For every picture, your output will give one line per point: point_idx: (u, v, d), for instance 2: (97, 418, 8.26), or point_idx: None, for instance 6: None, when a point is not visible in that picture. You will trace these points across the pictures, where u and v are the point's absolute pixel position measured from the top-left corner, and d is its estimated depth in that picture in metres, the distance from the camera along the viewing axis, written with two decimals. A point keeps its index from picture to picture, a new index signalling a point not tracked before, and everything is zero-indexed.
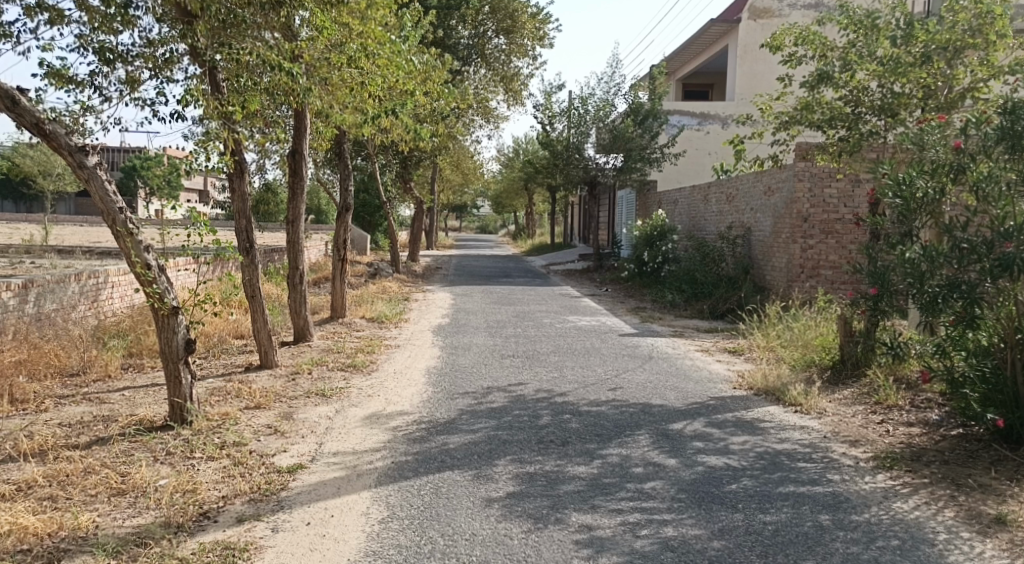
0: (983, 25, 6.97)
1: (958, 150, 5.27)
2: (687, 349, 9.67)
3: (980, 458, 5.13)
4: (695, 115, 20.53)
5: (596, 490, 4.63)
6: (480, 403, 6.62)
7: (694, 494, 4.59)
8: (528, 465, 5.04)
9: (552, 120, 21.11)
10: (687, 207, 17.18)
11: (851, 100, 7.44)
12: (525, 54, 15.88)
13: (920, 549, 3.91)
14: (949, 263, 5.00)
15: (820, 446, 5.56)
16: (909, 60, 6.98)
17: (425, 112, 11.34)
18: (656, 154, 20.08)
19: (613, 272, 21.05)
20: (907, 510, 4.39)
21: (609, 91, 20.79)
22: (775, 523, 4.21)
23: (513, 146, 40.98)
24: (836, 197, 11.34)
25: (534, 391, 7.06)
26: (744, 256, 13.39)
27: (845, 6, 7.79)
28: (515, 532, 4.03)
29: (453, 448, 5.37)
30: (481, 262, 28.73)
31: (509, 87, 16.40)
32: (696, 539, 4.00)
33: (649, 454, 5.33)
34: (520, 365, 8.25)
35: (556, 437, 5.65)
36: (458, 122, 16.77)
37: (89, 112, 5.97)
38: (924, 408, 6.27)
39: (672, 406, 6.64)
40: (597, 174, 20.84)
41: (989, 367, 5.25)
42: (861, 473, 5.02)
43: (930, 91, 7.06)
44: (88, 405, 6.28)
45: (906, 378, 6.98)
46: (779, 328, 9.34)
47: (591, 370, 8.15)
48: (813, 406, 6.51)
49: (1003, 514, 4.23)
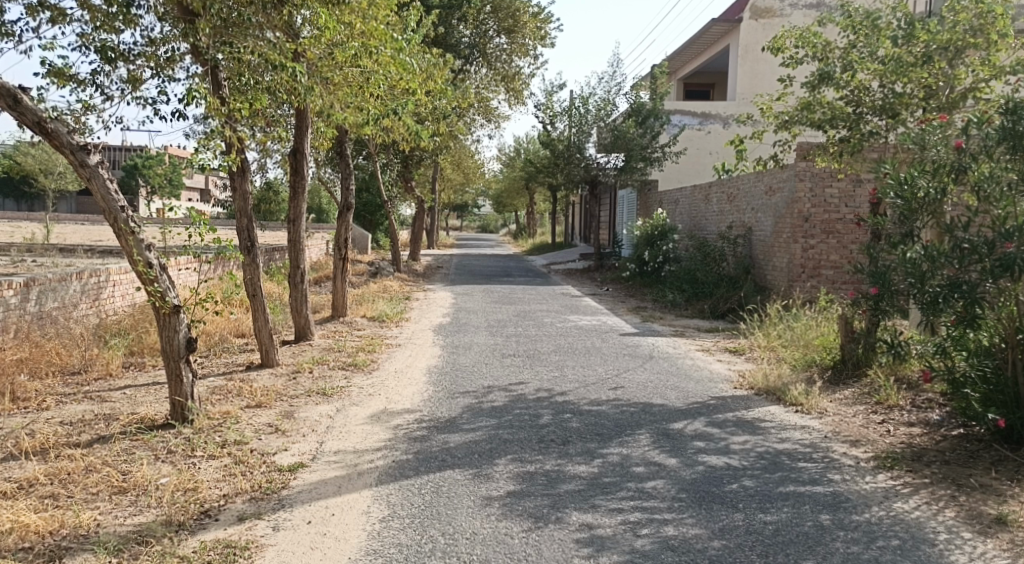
0: (984, 24, 6.96)
1: (959, 150, 5.27)
2: (689, 348, 9.67)
3: (981, 458, 5.13)
4: (696, 115, 20.54)
5: (596, 489, 4.64)
6: (481, 402, 6.63)
7: (695, 493, 4.60)
8: (528, 464, 5.05)
9: (553, 119, 21.10)
10: (688, 207, 17.18)
11: (852, 100, 7.43)
12: (526, 53, 15.87)
13: (920, 549, 3.91)
14: (950, 263, 5.00)
15: (821, 446, 5.56)
16: (910, 60, 6.99)
17: (427, 112, 11.34)
18: (657, 154, 20.06)
19: (614, 271, 21.05)
20: (908, 510, 4.39)
21: (610, 90, 20.80)
22: (775, 522, 4.22)
23: (514, 146, 40.97)
24: (837, 197, 11.34)
25: (535, 390, 7.06)
26: (745, 256, 13.39)
27: (847, 6, 7.79)
28: (516, 531, 4.04)
29: (454, 447, 5.37)
30: (483, 261, 28.76)
31: (511, 86, 16.37)
32: (697, 538, 4.00)
33: (650, 453, 5.33)
34: (521, 364, 8.25)
35: (557, 437, 5.66)
36: (460, 121, 16.77)
37: (91, 111, 5.97)
38: (925, 408, 6.27)
39: (673, 406, 6.64)
40: (599, 173, 20.84)
41: (990, 367, 5.25)
42: (862, 472, 5.02)
43: (932, 91, 7.06)
44: (90, 403, 6.29)
45: (907, 378, 6.98)
46: (780, 327, 9.34)
47: (592, 369, 8.15)
48: (814, 406, 6.51)
49: (1003, 514, 4.23)
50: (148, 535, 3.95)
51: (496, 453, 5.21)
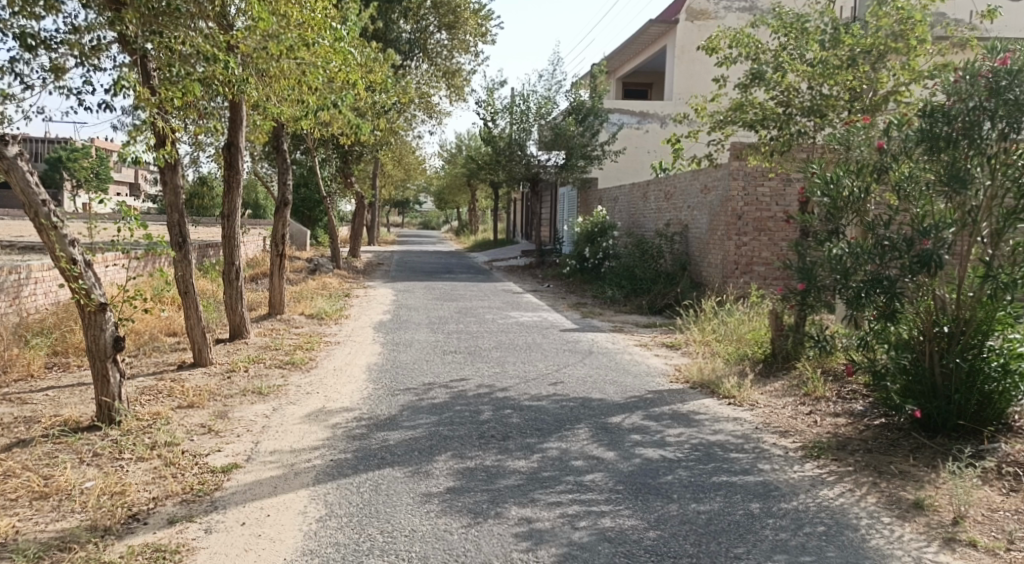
0: (904, 30, 7.27)
1: (881, 151, 5.52)
2: (627, 343, 9.84)
3: (900, 446, 5.37)
4: (635, 114, 20.89)
5: (536, 484, 4.68)
6: (421, 398, 6.61)
7: (632, 485, 4.69)
8: (468, 460, 5.06)
9: (494, 116, 21.11)
10: (627, 205, 17.43)
11: (782, 101, 7.65)
12: (467, 50, 15.82)
13: (844, 534, 4.08)
14: (872, 260, 5.22)
15: (752, 437, 5.73)
16: (836, 63, 7.27)
17: (366, 106, 11.21)
18: (597, 152, 20.24)
19: (555, 267, 21.23)
20: (833, 497, 4.57)
21: (551, 88, 20.97)
22: (708, 512, 4.34)
23: (455, 142, 40.83)
24: (769, 195, 11.68)
25: (475, 386, 7.08)
26: (683, 252, 13.67)
27: (777, 9, 8.02)
28: (455, 527, 4.05)
29: (394, 444, 5.35)
30: (424, 257, 28.64)
31: (452, 82, 16.28)
32: (633, 529, 4.08)
33: (589, 447, 5.41)
34: (462, 361, 8.26)
35: (498, 432, 5.69)
36: (400, 117, 16.61)
37: (9, 101, 5.72)
38: (849, 399, 6.53)
39: (611, 400, 6.75)
40: (539, 170, 20.96)
41: (909, 359, 5.50)
42: (791, 462, 5.20)
43: (856, 94, 7.35)
44: (10, 406, 6.04)
45: (833, 370, 7.25)
46: (715, 322, 9.58)
47: (533, 364, 8.22)
48: (746, 398, 6.71)
49: (920, 499, 4.45)
50: (78, 539, 3.84)
51: (434, 450, 5.20)
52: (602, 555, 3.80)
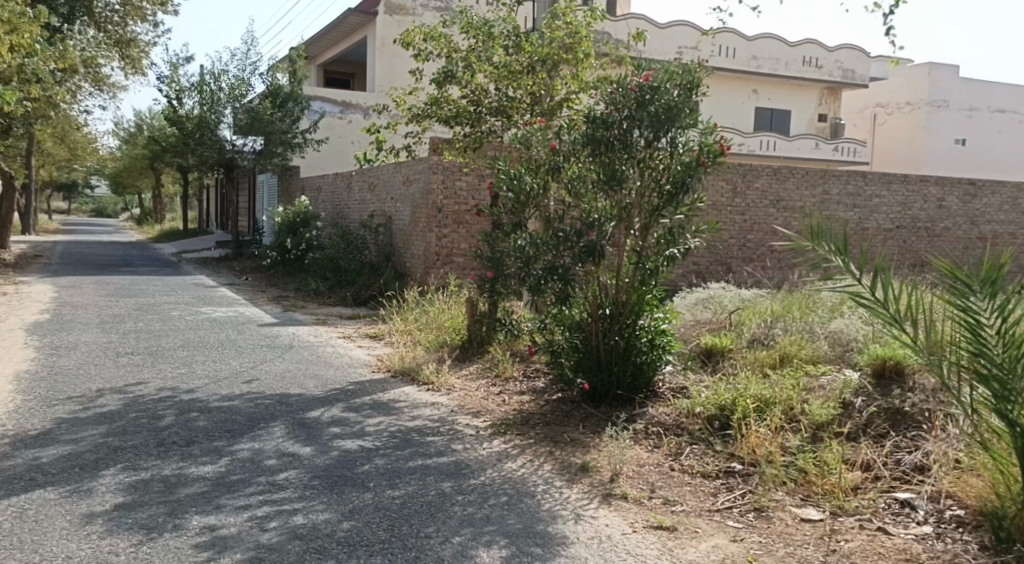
0: (574, 44, 7.99)
1: (554, 150, 6.07)
2: (329, 336, 9.70)
3: (573, 417, 5.97)
4: (337, 103, 20.67)
5: (222, 489, 4.41)
6: (88, 408, 5.88)
7: (327, 479, 4.62)
8: (143, 471, 4.61)
9: (180, 95, 19.43)
10: (330, 195, 17.16)
11: (473, 100, 8.04)
12: (144, 18, 14.42)
13: (524, 502, 4.42)
14: (548, 250, 5.71)
15: (447, 420, 5.98)
16: (519, 67, 7.87)
17: (15, 72, 9.66)
18: (298, 140, 19.52)
19: (254, 259, 20.19)
20: (516, 469, 4.94)
21: (245, 69, 19.90)
22: (402, 496, 4.43)
23: (136, 121, 36.82)
24: (464, 189, 12.25)
25: (157, 390, 6.48)
26: (385, 243, 13.81)
27: (467, 12, 8.41)
28: (123, 547, 3.65)
29: (49, 462, 4.68)
30: (98, 249, 25.48)
31: (126, 53, 14.86)
32: (326, 524, 4.02)
33: (283, 444, 5.23)
34: (141, 363, 7.50)
35: (181, 437, 5.25)
36: (62, 88, 14.57)
37: None
38: (533, 378, 7.11)
39: (309, 394, 6.60)
40: (234, 156, 19.76)
41: (579, 338, 6.11)
42: (481, 440, 5.51)
43: (536, 98, 8.05)
44: None
45: (520, 352, 7.84)
46: (415, 311, 9.83)
47: (225, 363, 7.73)
48: (442, 383, 6.97)
49: (587, 463, 4.98)
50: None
51: (94, 467, 4.66)
52: (288, 552, 3.68)
